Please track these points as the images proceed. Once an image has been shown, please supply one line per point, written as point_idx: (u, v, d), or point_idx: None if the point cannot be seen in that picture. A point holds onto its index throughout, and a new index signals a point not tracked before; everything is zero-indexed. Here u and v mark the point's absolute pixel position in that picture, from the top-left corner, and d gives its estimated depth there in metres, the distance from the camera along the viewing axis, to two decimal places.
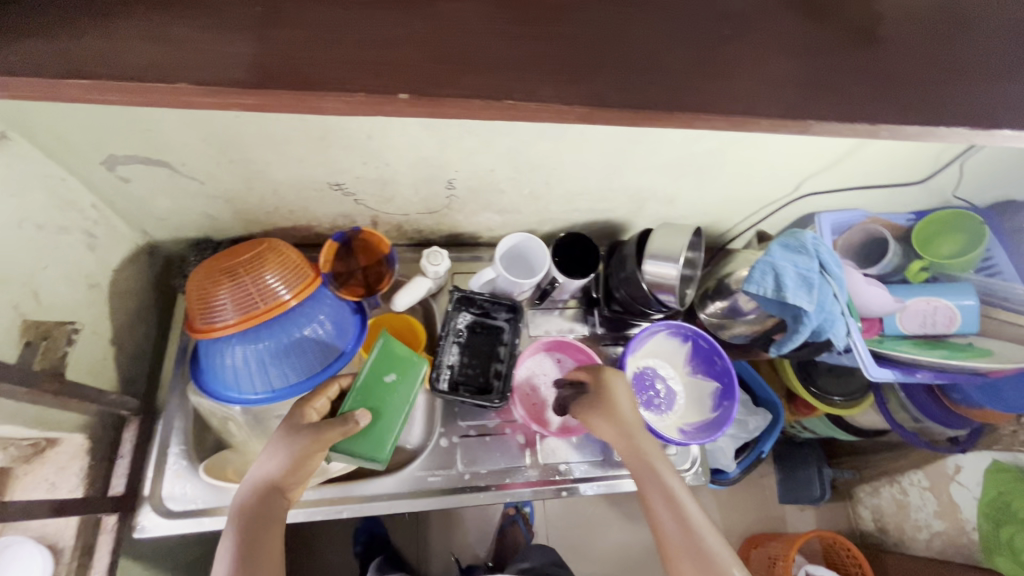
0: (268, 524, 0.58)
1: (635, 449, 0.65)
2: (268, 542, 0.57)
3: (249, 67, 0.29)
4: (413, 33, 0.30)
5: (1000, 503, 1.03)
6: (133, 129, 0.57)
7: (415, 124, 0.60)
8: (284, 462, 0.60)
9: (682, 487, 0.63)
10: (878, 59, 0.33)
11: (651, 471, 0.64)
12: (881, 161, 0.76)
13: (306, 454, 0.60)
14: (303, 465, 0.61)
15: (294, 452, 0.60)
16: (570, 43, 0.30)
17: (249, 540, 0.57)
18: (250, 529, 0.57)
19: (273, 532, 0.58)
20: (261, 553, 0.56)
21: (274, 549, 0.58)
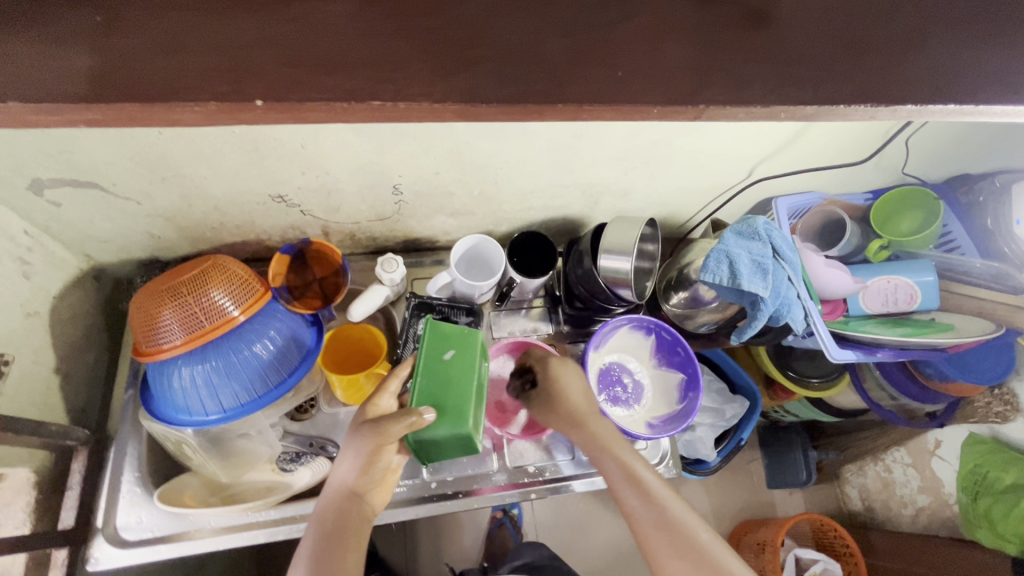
0: (341, 524, 0.58)
1: (589, 435, 0.65)
2: (342, 544, 0.56)
3: (112, 84, 0.29)
4: (278, 42, 0.30)
5: (978, 476, 1.01)
6: (53, 151, 0.56)
7: (348, 130, 0.59)
8: (352, 462, 0.59)
9: (640, 462, 0.62)
10: (764, 43, 0.33)
11: (608, 452, 0.63)
12: (829, 142, 0.76)
13: (372, 451, 0.58)
14: (374, 465, 0.59)
15: (359, 451, 0.58)
16: (429, 45, 0.31)
17: (324, 541, 0.56)
18: (326, 531, 0.57)
19: (346, 535, 0.57)
20: (332, 553, 0.55)
21: (348, 551, 0.56)
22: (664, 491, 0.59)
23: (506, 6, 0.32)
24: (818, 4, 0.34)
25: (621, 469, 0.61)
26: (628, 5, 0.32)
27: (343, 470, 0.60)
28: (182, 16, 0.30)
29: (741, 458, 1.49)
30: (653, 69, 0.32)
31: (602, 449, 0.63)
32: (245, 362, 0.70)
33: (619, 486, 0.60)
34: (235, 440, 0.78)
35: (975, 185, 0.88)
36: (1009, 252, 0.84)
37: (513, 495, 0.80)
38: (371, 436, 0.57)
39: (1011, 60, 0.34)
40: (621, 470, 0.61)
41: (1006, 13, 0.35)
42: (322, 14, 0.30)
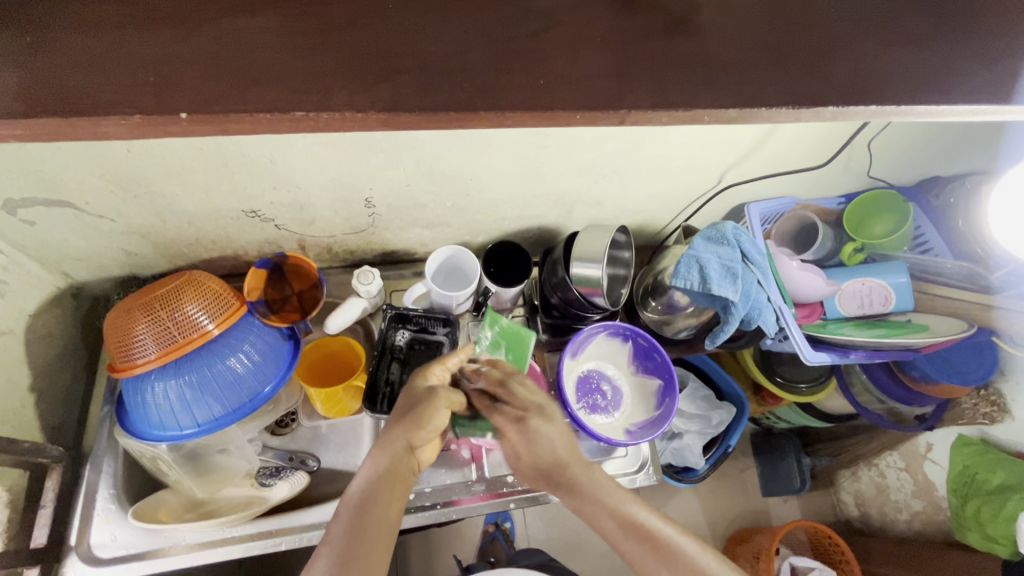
0: (393, 473, 0.58)
1: (579, 491, 0.60)
2: (391, 490, 0.57)
3: (50, 99, 0.29)
4: (218, 58, 0.31)
5: (966, 477, 1.00)
6: (23, 170, 0.57)
7: (315, 144, 0.60)
8: (413, 415, 0.60)
9: (642, 508, 0.59)
10: (683, 53, 0.34)
11: (603, 504, 0.59)
12: (792, 147, 0.77)
13: (432, 408, 0.60)
14: (431, 423, 0.60)
15: (420, 410, 0.60)
16: (363, 58, 0.32)
17: (373, 487, 0.56)
18: (377, 476, 0.57)
19: (396, 483, 0.57)
20: (380, 499, 0.56)
21: (394, 500, 0.56)
22: (661, 525, 0.58)
23: (438, 20, 0.33)
24: (738, 14, 0.36)
25: (619, 522, 0.57)
26: (551, 16, 0.34)
27: (401, 421, 0.60)
28: (118, 33, 0.31)
29: (733, 466, 1.48)
30: (577, 77, 0.33)
31: (597, 502, 0.59)
32: (220, 376, 0.71)
33: (617, 538, 0.58)
34: (215, 455, 0.79)
35: (945, 187, 0.89)
36: (981, 253, 0.85)
37: (491, 505, 0.81)
38: (436, 398, 0.60)
39: (922, 64, 0.37)
40: (619, 518, 0.58)
41: (920, 20, 0.38)
42: (254, 29, 0.31)
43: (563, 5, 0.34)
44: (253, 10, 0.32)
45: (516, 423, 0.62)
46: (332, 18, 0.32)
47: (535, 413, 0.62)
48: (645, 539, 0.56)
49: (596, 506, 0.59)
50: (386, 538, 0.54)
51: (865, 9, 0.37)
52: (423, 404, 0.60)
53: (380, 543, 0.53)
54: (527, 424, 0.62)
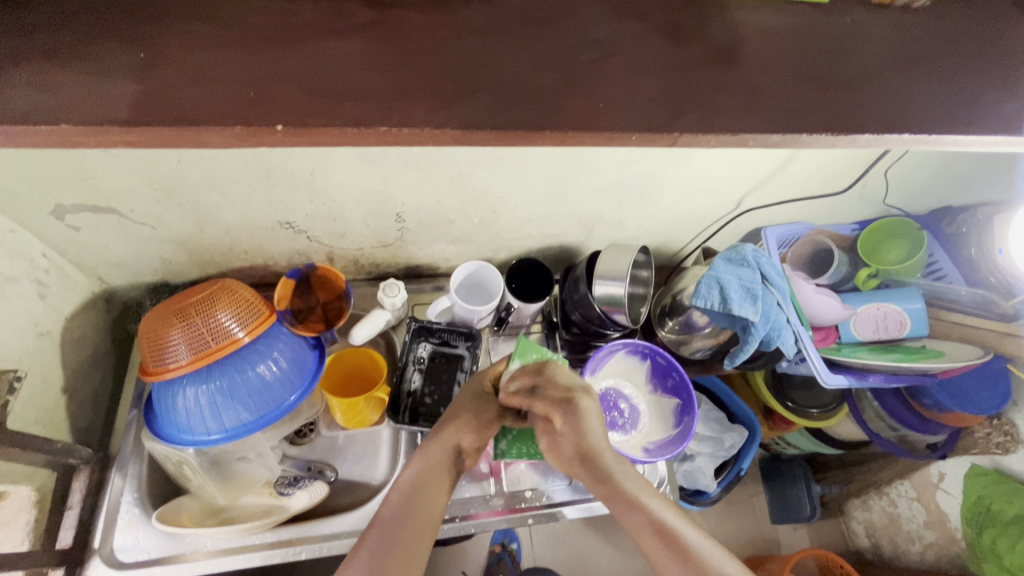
0: (443, 469, 0.60)
1: (614, 488, 0.58)
2: (440, 483, 0.59)
3: (134, 108, 0.32)
4: (299, 75, 0.33)
5: (981, 508, 0.98)
6: (75, 177, 0.59)
7: (354, 158, 0.63)
8: (468, 418, 0.62)
9: (674, 515, 0.56)
10: (725, 84, 0.37)
11: (635, 503, 0.56)
12: (811, 173, 0.79)
13: (489, 414, 0.62)
14: None
15: (478, 412, 0.63)
16: (433, 79, 0.34)
17: (424, 479, 0.59)
18: (428, 469, 0.59)
19: (445, 479, 0.59)
20: (429, 490, 0.58)
21: (441, 494, 0.58)
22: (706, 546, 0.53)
23: (501, 49, 0.36)
24: (774, 51, 0.39)
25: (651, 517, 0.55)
26: (606, 46, 0.37)
27: (453, 421, 0.63)
28: (216, 51, 0.33)
29: (743, 491, 1.46)
30: (628, 102, 0.35)
31: (629, 501, 0.56)
32: (249, 382, 0.72)
33: (646, 538, 0.55)
34: (234, 463, 0.79)
35: (957, 216, 0.90)
36: (994, 280, 0.85)
37: (509, 520, 0.81)
38: (493, 405, 0.62)
39: (950, 96, 0.39)
40: (652, 520, 0.55)
41: (945, 58, 0.40)
42: (341, 52, 0.34)
43: (615, 40, 0.37)
44: (342, 36, 0.34)
45: (563, 407, 0.59)
46: (406, 45, 0.35)
47: (580, 392, 0.61)
48: (675, 543, 0.53)
49: (630, 504, 0.56)
50: (430, 527, 0.55)
51: (893, 48, 0.40)
52: (481, 406, 0.63)
53: (425, 531, 0.55)
54: (574, 406, 0.59)
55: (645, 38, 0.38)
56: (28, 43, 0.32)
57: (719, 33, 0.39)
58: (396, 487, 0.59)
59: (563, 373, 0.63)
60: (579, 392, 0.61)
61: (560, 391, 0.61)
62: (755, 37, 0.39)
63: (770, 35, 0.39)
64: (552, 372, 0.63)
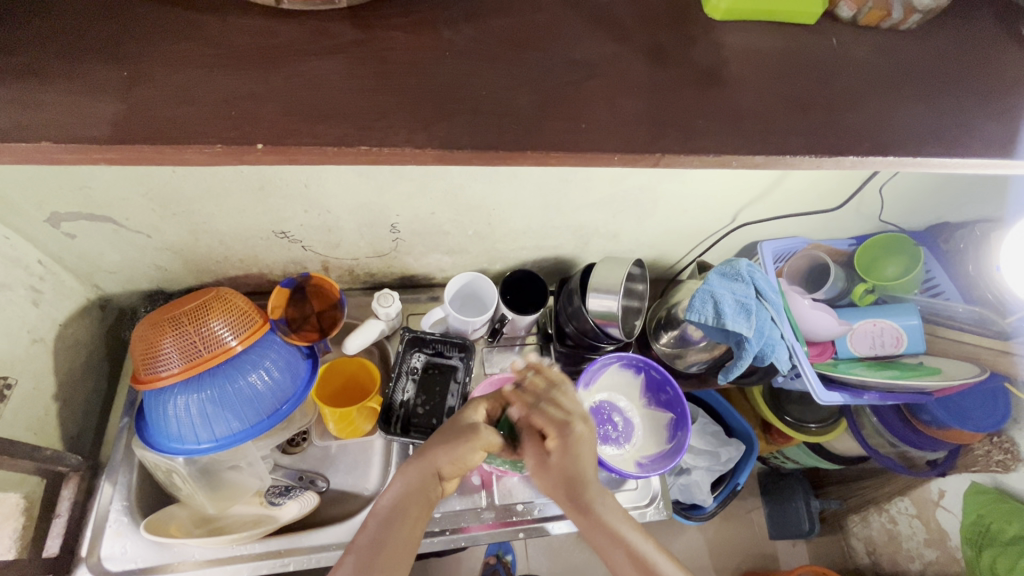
0: (422, 495, 0.59)
1: (597, 521, 0.57)
2: (418, 510, 0.58)
3: (117, 124, 0.32)
4: (282, 91, 0.34)
5: (980, 527, 0.97)
6: (70, 186, 0.60)
7: (347, 171, 0.63)
8: (448, 443, 0.60)
9: (652, 549, 0.56)
10: (709, 104, 0.37)
11: (616, 538, 0.56)
12: (806, 189, 0.79)
13: (468, 444, 0.60)
14: (463, 459, 0.60)
15: (455, 443, 0.59)
16: (418, 97, 0.34)
17: (401, 506, 0.58)
18: (407, 493, 0.59)
19: (423, 505, 0.59)
20: (407, 518, 0.57)
21: (420, 522, 0.58)
22: None
23: (486, 67, 0.36)
24: (760, 72, 0.39)
25: (627, 554, 0.55)
26: (591, 66, 0.37)
27: (435, 449, 0.60)
28: (202, 69, 0.34)
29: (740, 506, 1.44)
30: (613, 122, 0.36)
31: (612, 533, 0.56)
32: (240, 391, 0.72)
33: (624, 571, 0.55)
34: (225, 471, 0.79)
35: (954, 233, 0.90)
36: (991, 298, 0.85)
37: (501, 534, 0.80)
38: (474, 432, 0.60)
39: (937, 118, 0.39)
40: (630, 553, 0.55)
41: (931, 81, 0.40)
42: (324, 71, 0.34)
43: (601, 60, 0.37)
44: (327, 55, 0.35)
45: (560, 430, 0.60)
46: (392, 64, 0.35)
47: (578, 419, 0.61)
48: None
49: (613, 538, 0.56)
50: (407, 554, 0.55)
51: (882, 70, 0.40)
52: (459, 437, 0.60)
53: (401, 561, 0.55)
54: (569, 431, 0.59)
55: (630, 59, 0.38)
56: (16, 60, 0.32)
57: (707, 55, 0.39)
58: (374, 514, 0.58)
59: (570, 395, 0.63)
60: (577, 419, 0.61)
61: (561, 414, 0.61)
62: (742, 58, 0.39)
63: (756, 56, 0.39)
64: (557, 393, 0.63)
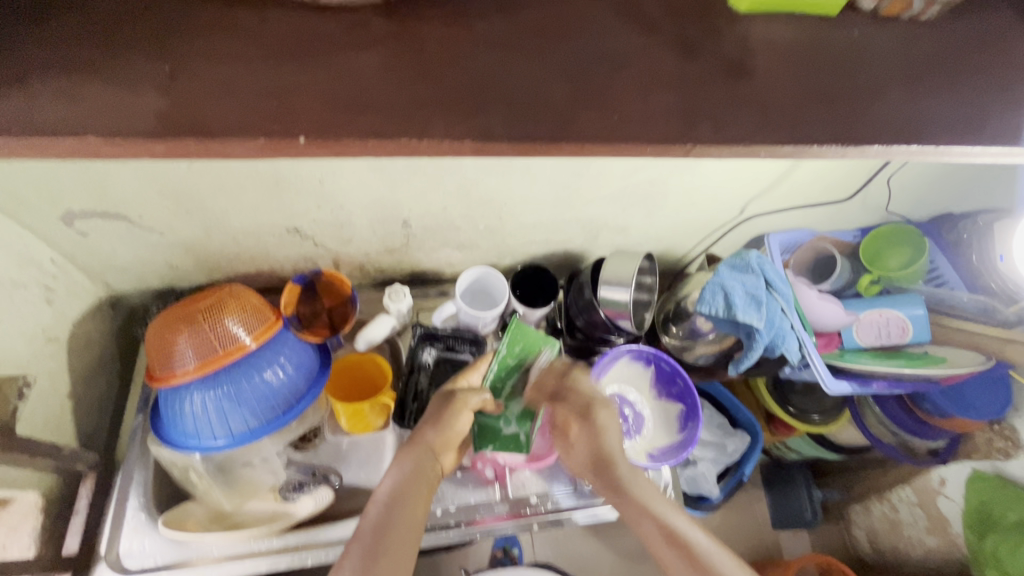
0: (420, 475, 0.60)
1: (629, 497, 0.59)
2: (418, 491, 0.58)
3: (152, 120, 0.32)
4: (314, 85, 0.34)
5: (982, 513, 0.98)
6: (86, 183, 0.60)
7: (363, 166, 0.63)
8: (434, 415, 0.64)
9: (686, 521, 0.57)
10: (736, 95, 0.38)
11: (645, 512, 0.58)
12: (815, 180, 0.80)
13: (452, 411, 0.64)
14: (452, 428, 0.63)
15: (441, 412, 0.63)
16: (449, 89, 0.35)
17: (401, 488, 0.58)
18: (405, 479, 0.59)
19: (422, 485, 0.59)
20: (408, 498, 0.57)
21: (420, 501, 0.58)
22: (715, 550, 0.55)
23: (515, 59, 0.36)
24: (783, 64, 0.40)
25: (662, 530, 0.56)
26: (619, 59, 0.37)
27: (426, 426, 0.64)
28: (236, 64, 0.34)
29: (745, 496, 1.45)
30: (643, 113, 0.36)
31: (641, 509, 0.58)
32: (256, 387, 0.72)
33: (659, 548, 0.56)
34: (240, 468, 0.79)
35: (957, 224, 0.90)
36: (996, 287, 0.85)
37: (514, 526, 0.81)
38: (455, 400, 0.64)
39: (956, 108, 0.39)
40: (665, 530, 0.56)
41: (949, 72, 0.41)
42: (359, 65, 0.35)
43: (628, 52, 0.38)
44: (361, 49, 0.35)
45: (583, 418, 0.63)
46: (423, 58, 0.35)
47: (599, 404, 0.64)
48: (689, 554, 0.54)
49: (641, 513, 0.58)
50: (412, 537, 0.55)
51: (903, 61, 0.41)
52: (444, 406, 0.64)
53: (409, 540, 0.55)
54: (592, 419, 0.63)
55: (657, 52, 0.38)
56: (55, 56, 0.33)
57: (733, 47, 0.39)
58: (375, 501, 0.58)
59: (589, 382, 0.67)
60: (599, 402, 0.64)
61: (582, 401, 0.64)
62: (766, 49, 0.40)
63: (781, 49, 0.40)
64: (576, 379, 0.67)
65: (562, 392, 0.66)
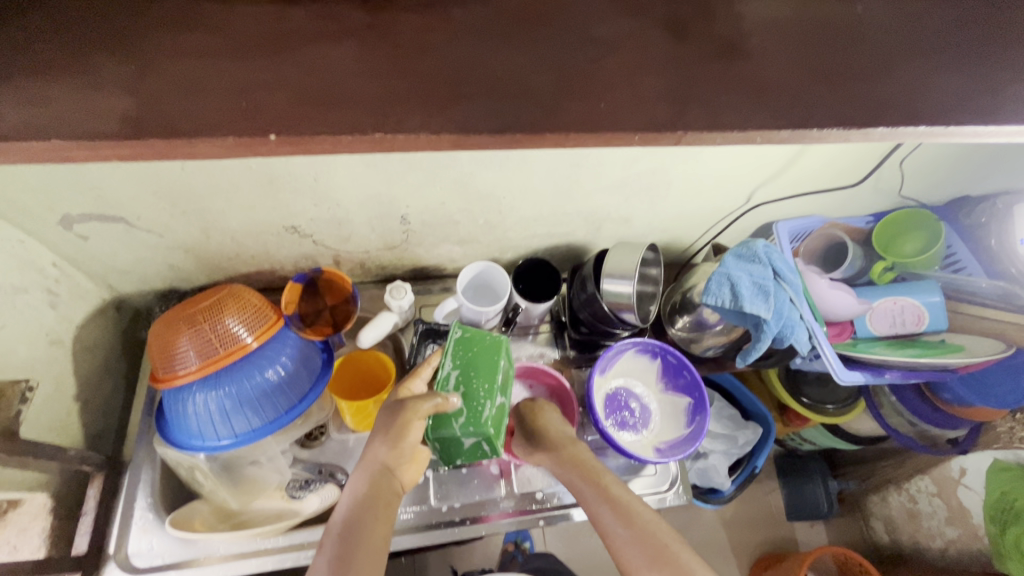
0: (376, 496, 0.57)
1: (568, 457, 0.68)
2: (375, 513, 0.55)
3: (125, 120, 0.31)
4: (291, 79, 0.33)
5: (1004, 504, 0.95)
6: (81, 186, 0.59)
7: (356, 161, 0.62)
8: (385, 429, 0.61)
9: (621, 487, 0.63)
10: (732, 78, 0.36)
11: (588, 477, 0.65)
12: (825, 165, 0.77)
13: (404, 423, 0.60)
14: (407, 439, 0.60)
15: (390, 424, 0.61)
16: (431, 80, 0.34)
17: (357, 511, 0.56)
18: (358, 502, 0.57)
19: (380, 503, 0.57)
20: (367, 520, 0.54)
21: (380, 522, 0.55)
22: (649, 514, 0.59)
23: (499, 48, 0.35)
24: (781, 44, 0.38)
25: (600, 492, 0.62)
26: (609, 44, 0.36)
27: (376, 443, 0.61)
28: (213, 60, 0.33)
29: (758, 488, 1.43)
30: (633, 100, 0.35)
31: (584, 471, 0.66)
32: (258, 387, 0.72)
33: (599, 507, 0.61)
34: (246, 467, 0.80)
35: (975, 207, 0.88)
36: (1016, 271, 0.82)
37: (520, 522, 0.80)
38: (403, 410, 0.61)
39: (968, 86, 0.37)
40: (601, 491, 0.63)
41: (962, 47, 0.38)
42: (337, 58, 0.34)
43: (617, 37, 0.36)
44: (337, 41, 0.34)
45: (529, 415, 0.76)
46: (403, 50, 0.34)
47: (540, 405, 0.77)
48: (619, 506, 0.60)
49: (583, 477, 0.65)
50: (376, 558, 0.52)
51: (909, 37, 0.39)
52: (393, 419, 0.61)
53: (374, 560, 0.51)
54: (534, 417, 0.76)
55: (649, 35, 0.37)
56: (24, 58, 0.32)
57: (728, 27, 0.38)
58: (327, 530, 0.54)
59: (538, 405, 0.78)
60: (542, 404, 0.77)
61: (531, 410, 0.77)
62: (765, 29, 0.38)
63: (778, 29, 0.38)
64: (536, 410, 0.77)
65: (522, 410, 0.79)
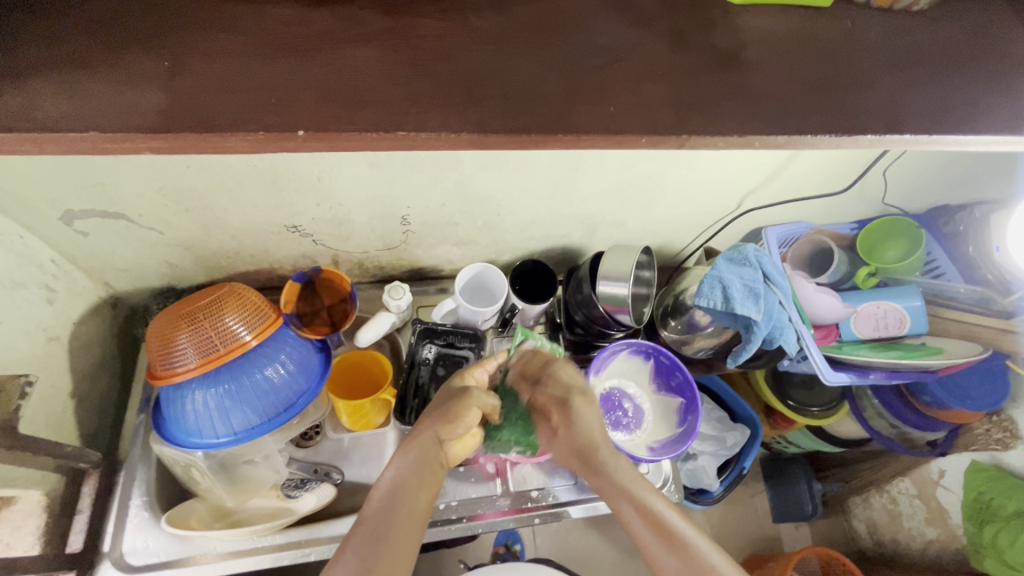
0: (423, 466, 0.58)
1: (608, 480, 0.60)
2: (421, 483, 0.57)
3: (154, 113, 0.33)
4: (313, 79, 0.34)
5: (981, 504, 0.98)
6: (85, 182, 0.60)
7: (360, 161, 0.63)
8: (442, 410, 0.61)
9: (665, 505, 0.57)
10: (729, 86, 0.38)
11: (627, 494, 0.58)
12: (813, 171, 0.80)
13: (463, 407, 0.61)
14: (461, 420, 0.61)
15: (449, 405, 0.62)
16: (446, 84, 0.35)
17: (405, 477, 0.57)
18: (407, 468, 0.58)
19: (426, 475, 0.58)
20: (411, 489, 0.56)
21: (423, 492, 0.56)
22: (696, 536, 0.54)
23: (510, 54, 0.37)
24: (775, 54, 0.40)
25: (640, 513, 0.56)
26: (616, 51, 0.38)
27: (431, 419, 0.61)
28: (239, 59, 0.35)
29: (744, 490, 1.45)
30: (638, 104, 0.37)
31: (618, 489, 0.59)
32: (256, 385, 0.72)
33: (634, 524, 0.56)
34: (242, 466, 0.79)
35: (954, 215, 0.91)
36: (992, 278, 0.86)
37: (514, 520, 0.81)
38: (466, 394, 0.62)
39: (948, 98, 0.40)
40: (641, 508, 0.56)
41: (942, 62, 0.41)
42: (360, 59, 0.35)
43: (622, 44, 0.38)
44: (358, 44, 0.35)
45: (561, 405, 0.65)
46: (421, 53, 0.36)
47: (577, 394, 0.64)
48: (664, 530, 0.54)
49: (619, 492, 0.58)
50: (416, 526, 0.54)
51: (894, 50, 0.41)
52: (452, 401, 0.62)
53: (414, 529, 0.54)
54: (570, 406, 0.63)
55: (652, 43, 0.39)
56: (60, 52, 0.33)
57: (727, 38, 0.40)
58: (377, 489, 0.57)
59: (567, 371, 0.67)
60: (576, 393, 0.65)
61: (559, 390, 0.65)
62: (760, 40, 0.40)
63: (774, 39, 0.41)
64: (557, 367, 0.68)
65: (542, 379, 0.68)
